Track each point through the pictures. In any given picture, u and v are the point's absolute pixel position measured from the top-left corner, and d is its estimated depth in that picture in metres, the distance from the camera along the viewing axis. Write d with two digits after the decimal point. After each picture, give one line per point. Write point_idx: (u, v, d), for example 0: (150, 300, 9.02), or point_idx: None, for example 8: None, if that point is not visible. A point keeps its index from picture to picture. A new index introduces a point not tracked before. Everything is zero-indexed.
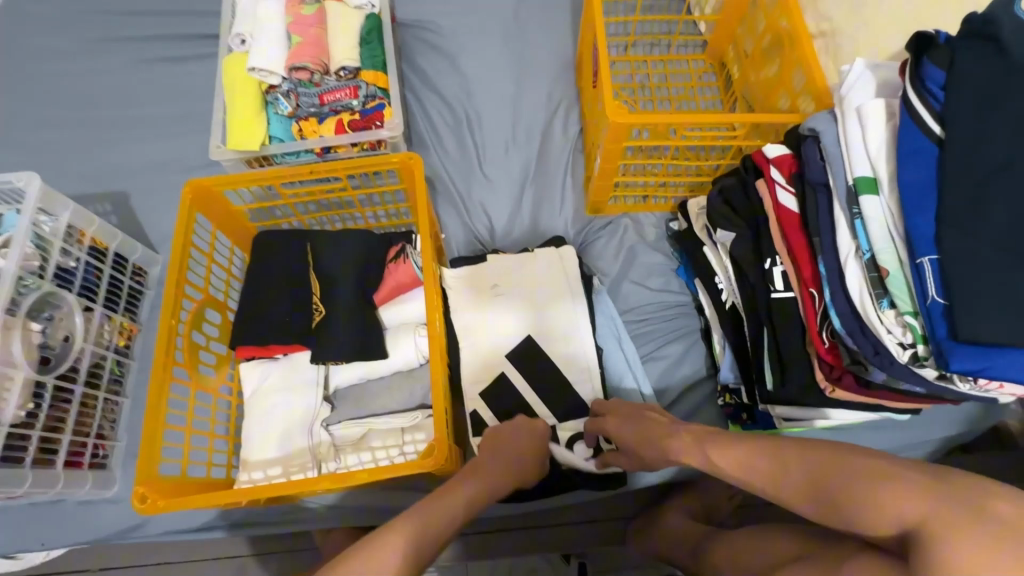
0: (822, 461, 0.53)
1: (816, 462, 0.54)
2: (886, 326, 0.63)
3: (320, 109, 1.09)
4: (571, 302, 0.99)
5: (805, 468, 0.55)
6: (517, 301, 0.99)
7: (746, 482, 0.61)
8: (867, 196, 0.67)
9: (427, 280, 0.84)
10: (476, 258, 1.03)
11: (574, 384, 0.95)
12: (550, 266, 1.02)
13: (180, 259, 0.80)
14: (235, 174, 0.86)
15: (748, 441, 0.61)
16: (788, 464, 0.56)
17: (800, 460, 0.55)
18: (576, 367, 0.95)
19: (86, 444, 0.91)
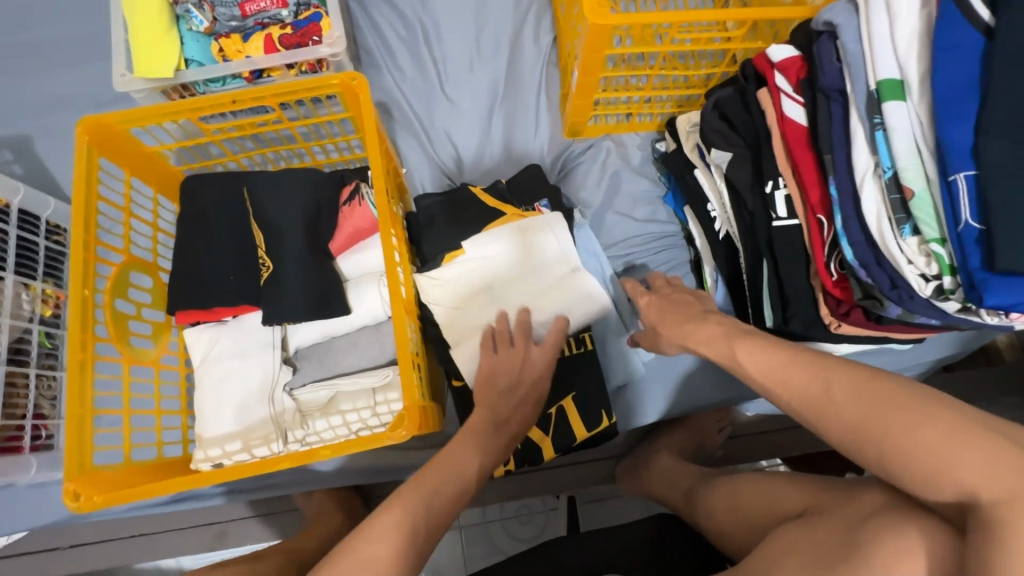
0: (872, 399, 0.48)
1: (873, 398, 0.48)
2: (906, 256, 0.56)
3: (245, 24, 0.92)
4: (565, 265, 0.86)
5: (849, 403, 0.49)
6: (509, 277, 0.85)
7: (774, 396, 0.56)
8: (891, 103, 0.57)
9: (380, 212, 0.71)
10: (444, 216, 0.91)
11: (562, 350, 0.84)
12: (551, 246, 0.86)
13: (86, 217, 0.67)
14: (143, 108, 0.71)
15: (770, 366, 0.56)
16: (835, 387, 0.50)
17: (849, 388, 0.50)
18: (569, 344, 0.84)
19: (23, 427, 0.82)
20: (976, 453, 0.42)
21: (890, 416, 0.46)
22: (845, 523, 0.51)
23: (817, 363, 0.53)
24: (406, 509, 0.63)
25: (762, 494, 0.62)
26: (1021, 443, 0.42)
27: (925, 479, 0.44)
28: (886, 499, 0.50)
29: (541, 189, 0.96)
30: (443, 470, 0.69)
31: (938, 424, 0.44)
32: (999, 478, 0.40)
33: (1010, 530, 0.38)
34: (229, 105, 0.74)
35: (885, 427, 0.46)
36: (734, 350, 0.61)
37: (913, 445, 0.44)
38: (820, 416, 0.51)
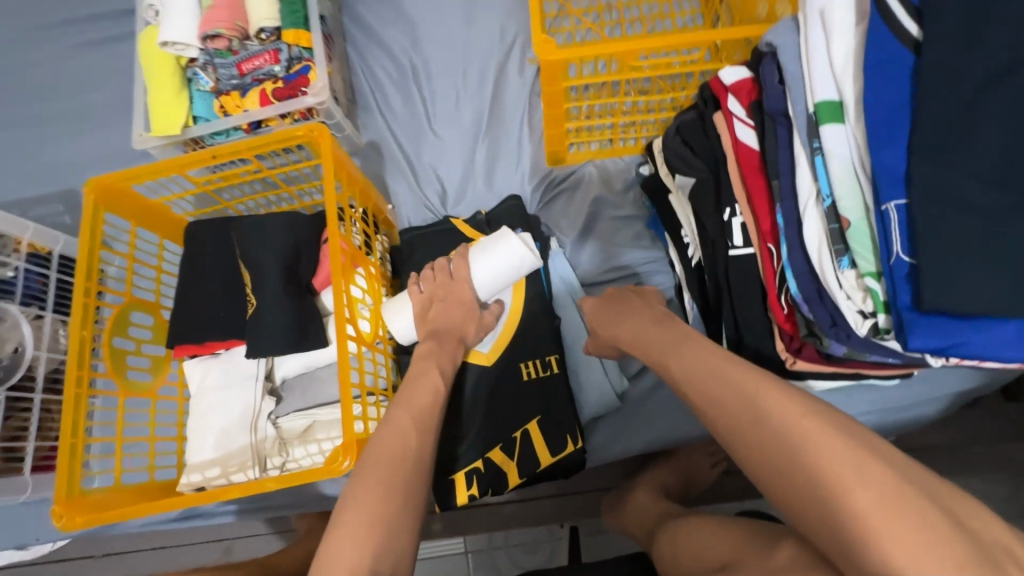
0: (799, 440, 0.43)
1: (801, 438, 0.43)
2: (844, 290, 0.52)
3: (242, 80, 1.01)
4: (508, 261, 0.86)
5: (775, 437, 0.44)
6: None
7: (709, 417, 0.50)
8: (829, 126, 0.54)
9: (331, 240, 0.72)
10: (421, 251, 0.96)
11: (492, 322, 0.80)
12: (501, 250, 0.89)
13: (89, 263, 0.76)
14: (140, 167, 0.80)
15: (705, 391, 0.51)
16: (766, 419, 0.45)
17: (779, 422, 0.44)
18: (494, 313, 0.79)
19: (55, 448, 0.93)
20: (901, 527, 0.37)
21: (815, 460, 0.41)
22: None
23: (750, 385, 0.48)
24: (389, 457, 0.63)
25: (702, 543, 0.58)
26: (950, 514, 0.38)
27: (838, 539, 0.39)
28: (797, 552, 0.45)
29: (516, 220, 0.96)
30: (414, 407, 0.69)
31: (866, 485, 0.39)
32: (924, 560, 0.36)
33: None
34: (209, 159, 0.81)
35: (808, 475, 0.42)
36: (668, 360, 0.56)
37: (827, 499, 0.40)
38: (747, 444, 0.46)
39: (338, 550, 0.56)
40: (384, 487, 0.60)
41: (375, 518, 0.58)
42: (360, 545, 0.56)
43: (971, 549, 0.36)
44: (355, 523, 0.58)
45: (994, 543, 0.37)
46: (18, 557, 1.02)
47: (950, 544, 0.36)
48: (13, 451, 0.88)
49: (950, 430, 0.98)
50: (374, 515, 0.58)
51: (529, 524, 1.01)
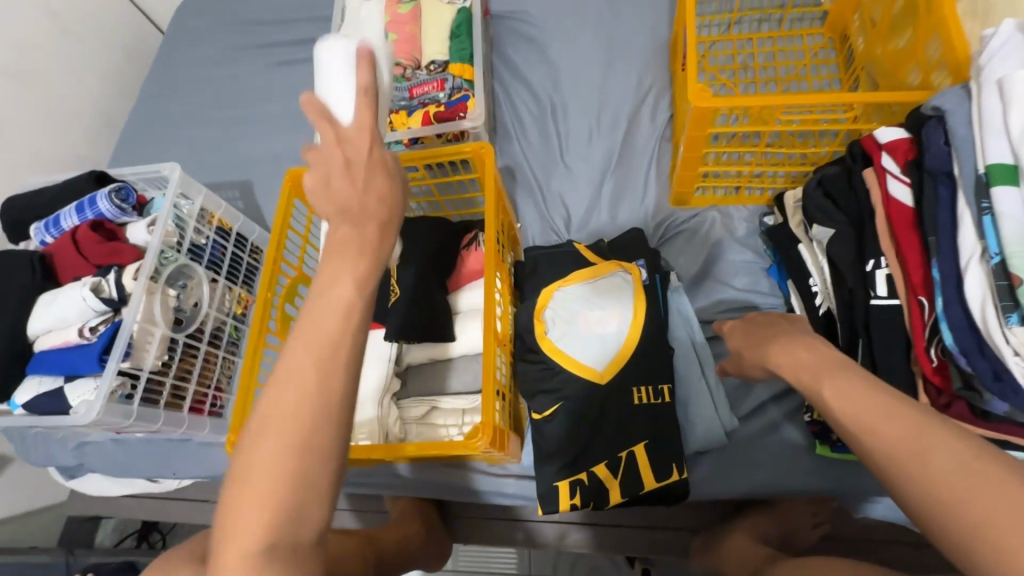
0: (973, 481, 0.43)
1: (980, 479, 0.43)
2: (1013, 345, 0.52)
3: (410, 102, 1.16)
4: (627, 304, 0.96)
5: (946, 477, 0.45)
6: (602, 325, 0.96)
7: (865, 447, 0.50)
8: (1001, 187, 0.56)
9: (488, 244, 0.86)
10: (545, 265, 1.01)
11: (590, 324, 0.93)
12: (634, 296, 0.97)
13: (279, 239, 0.91)
14: (329, 165, 0.94)
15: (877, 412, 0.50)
16: (933, 459, 0.46)
17: (952, 463, 0.45)
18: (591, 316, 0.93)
19: (207, 394, 1.07)
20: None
21: (991, 503, 0.42)
22: None
23: (918, 425, 0.48)
24: (284, 402, 0.49)
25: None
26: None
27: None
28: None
29: (637, 250, 1.02)
30: (312, 333, 0.51)
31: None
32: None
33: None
34: None
35: (986, 517, 0.42)
36: (821, 386, 0.56)
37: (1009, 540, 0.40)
38: (906, 476, 0.47)
39: (241, 503, 0.48)
40: (283, 430, 0.48)
41: (274, 482, 0.48)
42: (259, 499, 0.47)
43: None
44: (258, 484, 0.48)
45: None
46: (154, 487, 1.16)
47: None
48: (178, 390, 1.01)
49: None
50: (272, 457, 0.48)
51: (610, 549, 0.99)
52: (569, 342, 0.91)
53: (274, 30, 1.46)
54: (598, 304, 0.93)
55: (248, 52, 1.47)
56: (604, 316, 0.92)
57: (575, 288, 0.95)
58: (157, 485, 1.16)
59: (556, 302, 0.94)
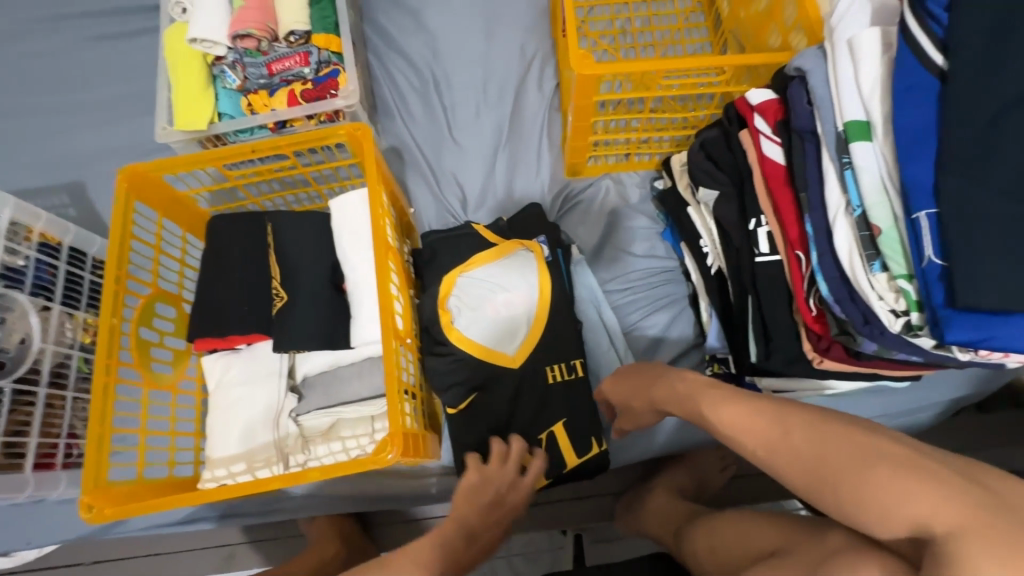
0: (823, 440, 0.50)
1: (825, 439, 0.50)
2: (877, 291, 0.56)
3: (271, 80, 1.01)
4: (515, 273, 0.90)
5: (806, 444, 0.51)
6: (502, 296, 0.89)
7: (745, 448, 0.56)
8: (858, 143, 0.59)
9: (376, 231, 0.77)
10: (442, 249, 0.94)
11: (480, 301, 0.89)
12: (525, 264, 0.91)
13: (119, 252, 0.75)
14: (175, 158, 0.80)
15: (753, 405, 0.57)
16: (793, 434, 0.53)
17: (805, 433, 0.52)
18: (479, 294, 0.89)
19: (57, 445, 0.89)
20: (923, 488, 0.44)
21: (840, 454, 0.49)
22: (812, 561, 0.51)
23: (776, 409, 0.55)
24: None
25: (742, 533, 0.62)
26: (970, 481, 0.45)
27: (874, 512, 0.45)
28: (850, 539, 0.50)
29: (536, 229, 0.98)
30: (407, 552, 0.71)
31: (884, 464, 0.47)
32: (949, 510, 0.43)
33: (965, 567, 0.39)
34: (249, 153, 0.82)
35: (840, 466, 0.48)
36: (700, 405, 0.62)
37: (859, 481, 0.47)
38: (778, 459, 0.53)
39: None
40: None
41: None
42: None
43: (991, 504, 0.42)
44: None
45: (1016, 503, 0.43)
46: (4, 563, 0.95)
47: (977, 499, 0.43)
48: (14, 447, 0.84)
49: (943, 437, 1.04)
50: None
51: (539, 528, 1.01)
52: (477, 329, 0.88)
53: None
54: (505, 287, 0.89)
55: (52, 22, 1.19)
56: (512, 298, 0.89)
57: (479, 272, 0.90)
58: (10, 559, 0.94)
59: (462, 289, 0.89)
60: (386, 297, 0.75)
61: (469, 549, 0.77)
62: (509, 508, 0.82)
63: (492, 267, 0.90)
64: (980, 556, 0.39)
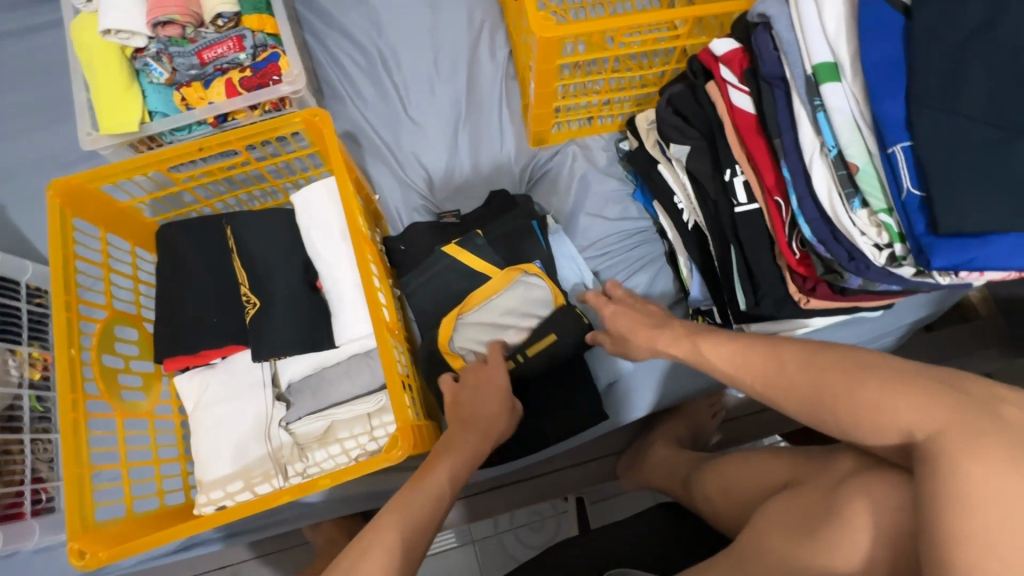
0: (819, 370, 0.52)
1: (814, 372, 0.53)
2: (859, 228, 0.58)
3: (203, 70, 0.93)
4: (509, 307, 0.87)
5: (803, 372, 0.54)
6: (503, 333, 0.87)
7: (741, 383, 0.60)
8: (828, 85, 0.60)
9: (352, 219, 0.74)
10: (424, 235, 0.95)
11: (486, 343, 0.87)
12: (516, 296, 0.87)
13: (64, 277, 0.68)
14: (112, 165, 0.72)
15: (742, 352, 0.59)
16: (787, 363, 0.55)
17: (799, 363, 0.54)
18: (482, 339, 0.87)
19: (23, 493, 0.81)
20: (910, 400, 0.46)
21: (832, 382, 0.51)
22: (824, 488, 0.53)
23: (772, 344, 0.57)
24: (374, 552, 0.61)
25: (750, 471, 0.65)
26: (941, 384, 0.47)
27: (872, 430, 0.48)
28: (856, 461, 0.53)
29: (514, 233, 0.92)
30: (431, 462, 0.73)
31: (867, 386, 0.49)
32: (929, 417, 0.45)
33: (955, 468, 0.42)
34: (196, 152, 0.75)
35: (834, 394, 0.51)
36: (698, 345, 0.65)
37: (853, 405, 0.49)
38: (777, 389, 0.55)
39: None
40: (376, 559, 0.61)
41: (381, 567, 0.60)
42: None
43: (965, 404, 0.44)
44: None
45: (994, 397, 0.45)
46: None
47: (951, 401, 0.45)
48: None
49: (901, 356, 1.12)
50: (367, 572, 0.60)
51: (547, 497, 1.03)
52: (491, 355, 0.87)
53: None
54: (512, 323, 0.87)
55: None
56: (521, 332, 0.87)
57: (479, 313, 0.87)
58: None
59: (464, 334, 0.86)
60: (366, 276, 0.73)
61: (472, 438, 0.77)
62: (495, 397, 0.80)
63: (483, 306, 0.87)
64: (962, 455, 0.42)
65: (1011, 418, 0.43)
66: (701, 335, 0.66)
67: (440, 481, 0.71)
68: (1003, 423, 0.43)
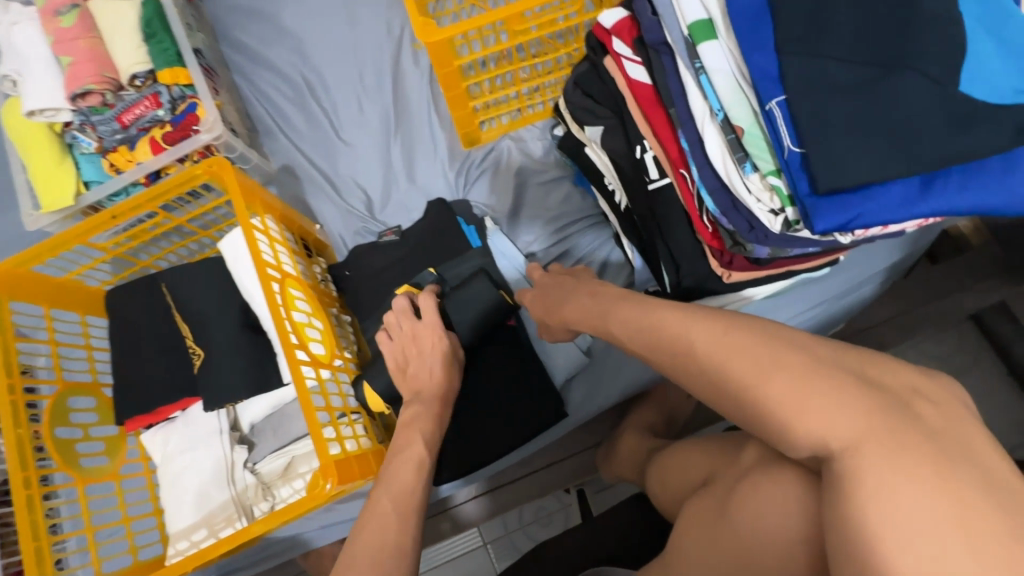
0: (727, 355, 0.45)
1: (727, 358, 0.44)
2: (754, 194, 0.55)
3: (128, 133, 0.95)
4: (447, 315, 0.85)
5: (711, 360, 0.46)
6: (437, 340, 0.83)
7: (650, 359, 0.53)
8: (705, 45, 0.56)
9: (255, 254, 0.73)
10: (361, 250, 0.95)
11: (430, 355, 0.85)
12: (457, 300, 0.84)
13: (8, 361, 0.71)
14: (38, 246, 0.75)
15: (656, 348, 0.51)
16: (696, 345, 0.47)
17: (707, 339, 0.46)
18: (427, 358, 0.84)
19: None
20: (823, 401, 0.39)
21: (741, 373, 0.43)
22: (733, 482, 0.50)
23: (680, 323, 0.49)
24: (374, 544, 0.60)
25: (683, 463, 0.62)
26: (854, 376, 0.41)
27: (779, 439, 0.41)
28: (763, 454, 0.49)
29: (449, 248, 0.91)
30: (406, 440, 0.72)
31: (782, 375, 0.42)
32: (844, 420, 0.38)
33: (865, 483, 0.35)
34: (110, 220, 0.76)
35: (742, 386, 0.43)
36: (609, 321, 0.59)
37: (763, 404, 0.42)
38: (688, 372, 0.48)
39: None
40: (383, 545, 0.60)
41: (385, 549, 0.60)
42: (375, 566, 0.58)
43: (877, 405, 0.38)
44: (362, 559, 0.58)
45: (906, 391, 0.40)
46: None
47: (861, 400, 0.39)
48: None
49: (889, 305, 1.05)
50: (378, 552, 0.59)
51: (539, 495, 1.03)
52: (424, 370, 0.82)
53: None
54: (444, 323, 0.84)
55: None
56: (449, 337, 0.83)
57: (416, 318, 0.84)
58: None
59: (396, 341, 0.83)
60: (275, 306, 0.72)
61: (434, 404, 0.76)
62: (433, 360, 0.77)
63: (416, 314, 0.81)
64: (872, 467, 0.36)
65: (923, 417, 0.38)
66: (613, 312, 0.58)
67: (419, 453, 0.71)
68: (913, 423, 0.37)
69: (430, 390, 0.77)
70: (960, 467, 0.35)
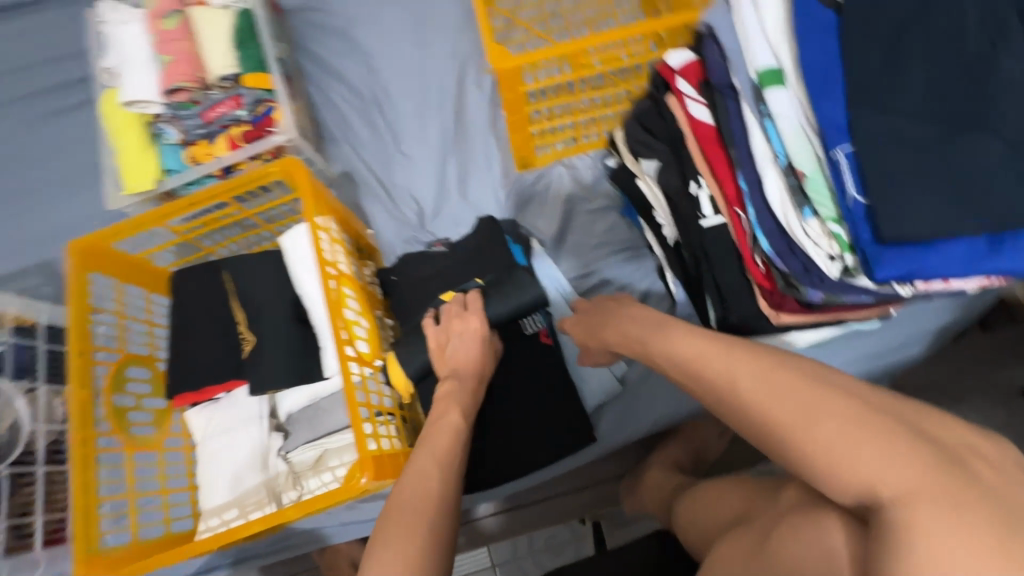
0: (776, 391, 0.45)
1: (768, 396, 0.45)
2: (812, 239, 0.57)
3: (211, 127, 1.02)
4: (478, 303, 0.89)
5: (758, 395, 0.46)
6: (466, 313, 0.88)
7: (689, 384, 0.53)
8: (772, 91, 0.58)
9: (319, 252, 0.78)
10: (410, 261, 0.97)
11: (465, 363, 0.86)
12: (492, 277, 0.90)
13: (80, 328, 0.77)
14: (120, 225, 0.81)
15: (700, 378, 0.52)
16: (740, 380, 0.48)
17: (752, 375, 0.47)
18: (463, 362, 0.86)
19: (64, 520, 0.90)
20: (876, 451, 0.39)
21: (791, 412, 0.44)
22: (769, 524, 0.50)
23: (728, 356, 0.50)
24: (413, 505, 0.65)
25: (717, 500, 0.61)
26: (908, 430, 0.40)
27: (826, 485, 0.41)
28: (803, 499, 0.48)
29: (494, 263, 0.92)
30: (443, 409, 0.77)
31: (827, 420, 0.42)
32: (898, 473, 0.38)
33: (918, 539, 0.35)
34: (188, 205, 0.82)
35: (792, 425, 0.43)
36: (654, 345, 0.59)
37: (812, 447, 0.42)
38: (735, 405, 0.48)
39: (396, 534, 0.62)
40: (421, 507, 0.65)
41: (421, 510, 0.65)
42: (413, 525, 0.63)
43: (933, 462, 0.38)
44: (393, 540, 0.62)
45: (963, 451, 0.39)
46: None
47: (916, 455, 0.39)
48: (20, 529, 0.84)
49: (934, 367, 1.02)
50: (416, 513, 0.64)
51: (555, 521, 1.01)
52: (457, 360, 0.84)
53: (28, 76, 1.21)
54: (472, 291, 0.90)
55: None
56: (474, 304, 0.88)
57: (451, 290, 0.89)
58: None
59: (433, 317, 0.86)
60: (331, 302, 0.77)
61: (466, 387, 0.80)
62: (475, 345, 0.80)
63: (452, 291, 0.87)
64: (926, 523, 0.35)
65: (979, 479, 0.37)
66: (655, 334, 0.59)
67: (456, 422, 0.76)
68: (969, 484, 0.37)
69: (468, 373, 0.80)
70: (1016, 531, 0.34)
